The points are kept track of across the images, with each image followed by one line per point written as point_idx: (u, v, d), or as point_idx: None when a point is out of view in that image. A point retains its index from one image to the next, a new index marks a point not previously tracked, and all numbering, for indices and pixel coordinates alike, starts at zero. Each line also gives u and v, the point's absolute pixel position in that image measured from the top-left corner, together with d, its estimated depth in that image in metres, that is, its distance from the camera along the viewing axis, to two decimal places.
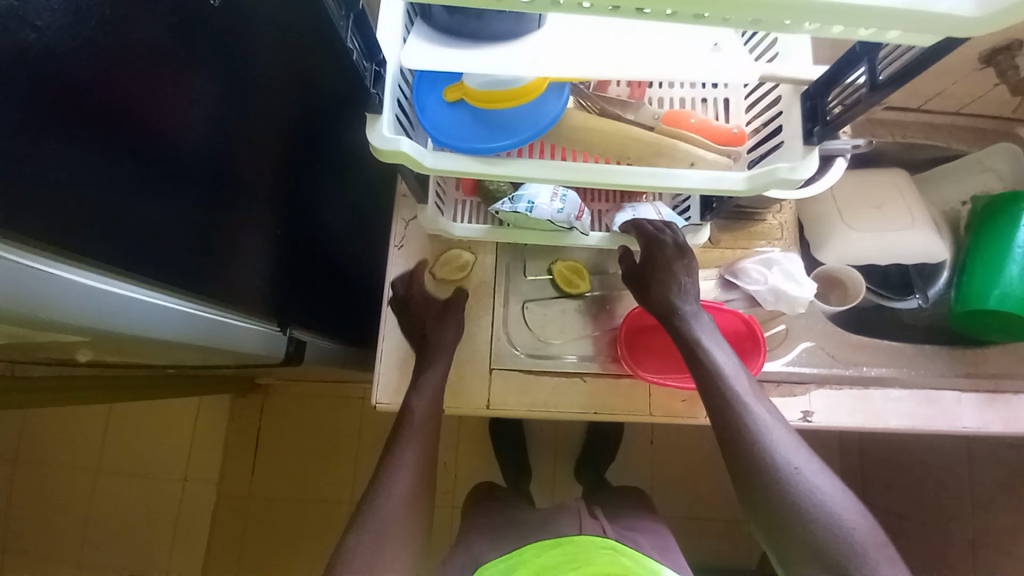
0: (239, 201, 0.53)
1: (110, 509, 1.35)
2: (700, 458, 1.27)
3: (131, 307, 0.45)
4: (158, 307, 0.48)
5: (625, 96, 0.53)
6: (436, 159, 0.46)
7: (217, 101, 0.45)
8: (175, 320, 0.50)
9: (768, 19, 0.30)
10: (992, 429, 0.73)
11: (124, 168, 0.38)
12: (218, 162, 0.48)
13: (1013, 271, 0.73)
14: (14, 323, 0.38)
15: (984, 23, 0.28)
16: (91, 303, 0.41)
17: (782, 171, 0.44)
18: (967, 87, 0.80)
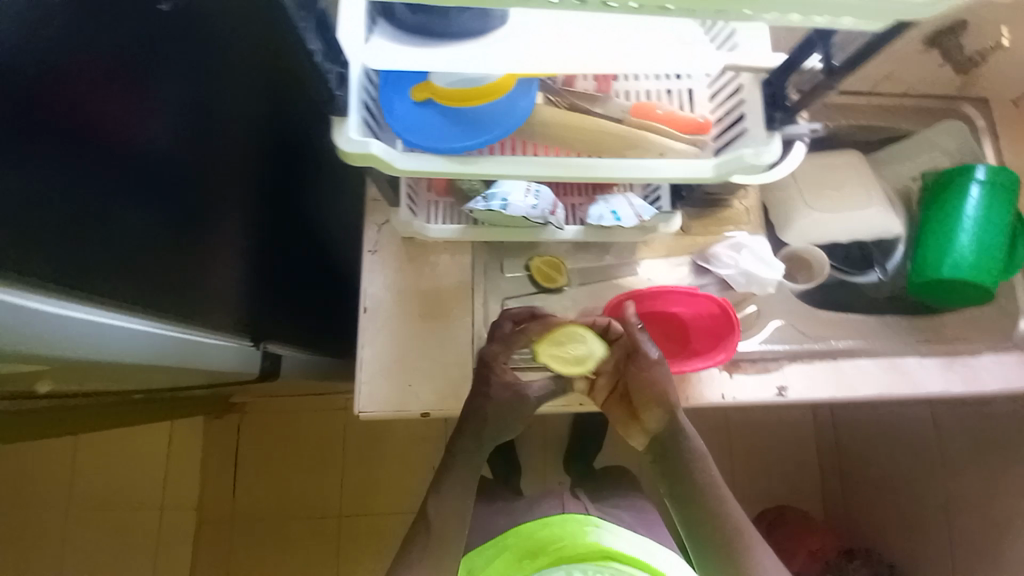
0: (206, 211, 0.51)
1: (82, 546, 1.27)
2: None
3: (105, 330, 0.42)
4: (130, 332, 0.45)
5: (592, 90, 0.52)
6: (408, 162, 0.45)
7: (177, 107, 0.43)
8: (149, 339, 0.48)
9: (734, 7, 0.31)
10: (954, 392, 0.77)
11: (81, 187, 0.36)
12: (183, 171, 0.46)
13: (965, 240, 0.77)
14: None
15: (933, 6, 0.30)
16: (62, 332, 0.38)
17: (748, 157, 0.45)
18: (914, 69, 0.84)
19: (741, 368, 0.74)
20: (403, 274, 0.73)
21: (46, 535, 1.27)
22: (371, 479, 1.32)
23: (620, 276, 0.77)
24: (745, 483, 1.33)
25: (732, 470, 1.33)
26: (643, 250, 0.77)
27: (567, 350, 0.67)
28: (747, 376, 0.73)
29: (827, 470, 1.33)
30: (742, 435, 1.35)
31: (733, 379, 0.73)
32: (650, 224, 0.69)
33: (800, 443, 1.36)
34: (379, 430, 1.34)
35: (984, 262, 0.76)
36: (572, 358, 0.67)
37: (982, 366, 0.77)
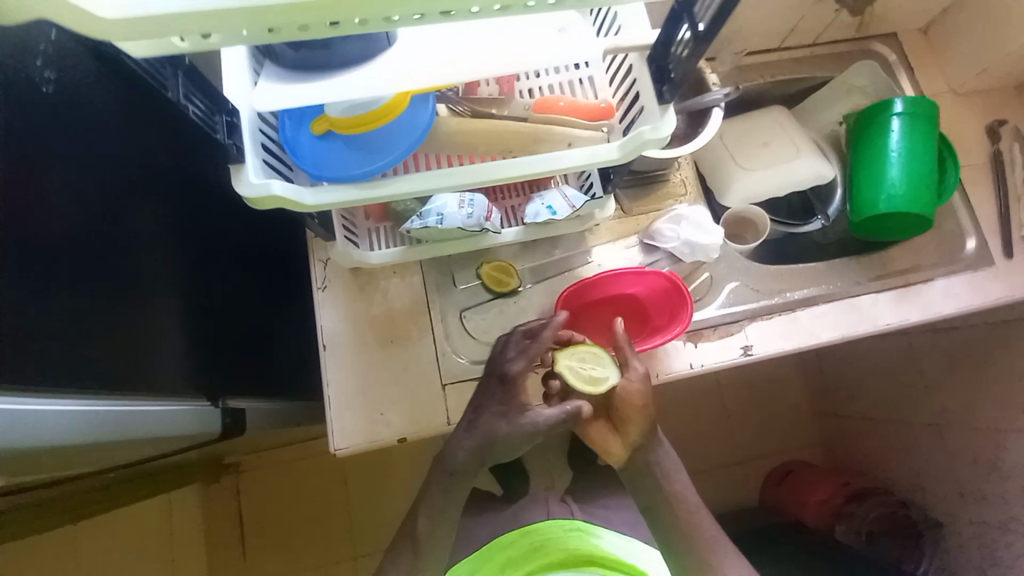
0: (119, 276, 0.51)
1: None
2: (679, 412, 1.33)
3: (15, 419, 0.40)
4: (40, 414, 0.43)
5: (496, 94, 0.53)
6: (317, 196, 0.46)
7: (60, 177, 0.43)
8: (70, 420, 0.46)
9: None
10: (912, 320, 0.79)
11: None
12: (78, 240, 0.45)
13: (894, 173, 0.79)
14: None
15: None
16: None
17: (646, 133, 0.46)
18: (815, 18, 0.86)
19: (704, 337, 0.75)
20: (355, 306, 0.73)
21: None
22: (378, 513, 1.30)
23: (571, 268, 0.77)
24: (748, 442, 1.35)
25: (733, 431, 1.35)
26: (590, 238, 0.78)
27: (586, 368, 0.65)
28: (711, 343, 0.75)
29: (823, 414, 1.35)
30: (735, 398, 1.36)
31: (698, 348, 0.74)
32: (585, 212, 0.70)
33: (792, 392, 1.38)
34: (378, 462, 1.33)
35: (916, 191, 0.78)
36: (591, 377, 0.64)
37: (933, 291, 0.79)
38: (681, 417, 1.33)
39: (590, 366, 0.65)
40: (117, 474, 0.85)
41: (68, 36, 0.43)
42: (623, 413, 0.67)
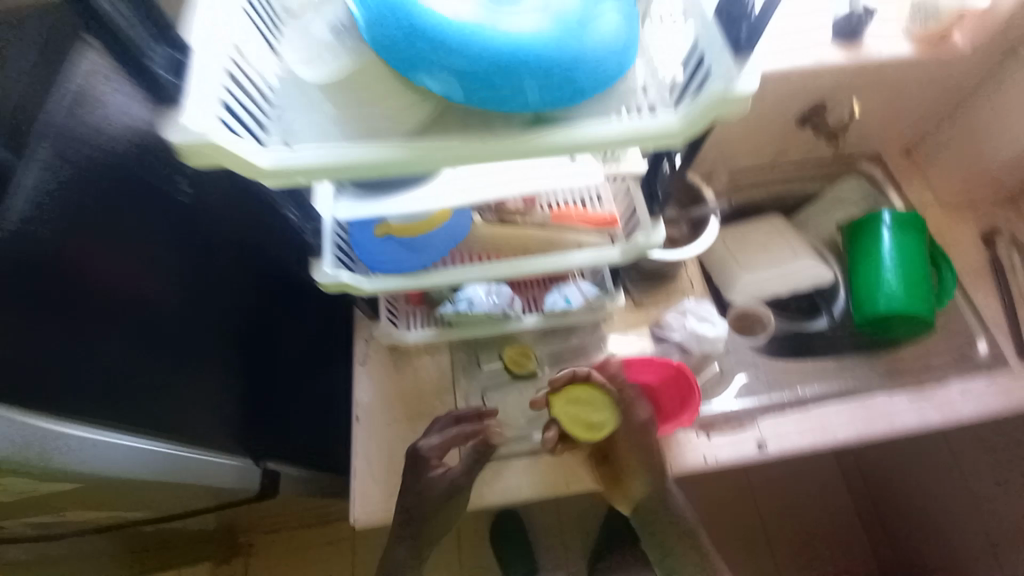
0: (196, 351, 0.62)
1: None
2: (709, 512, 1.26)
3: (87, 445, 0.48)
4: (110, 444, 0.51)
5: (521, 207, 0.65)
6: (373, 283, 0.57)
7: (169, 262, 0.56)
8: (130, 454, 0.53)
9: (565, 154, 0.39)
10: (931, 422, 0.78)
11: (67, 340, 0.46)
12: (172, 317, 0.58)
13: (891, 278, 0.86)
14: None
15: (688, 127, 0.37)
16: (49, 446, 0.45)
17: (641, 241, 0.56)
18: (802, 145, 1.00)
19: (717, 429, 0.77)
20: (389, 381, 0.81)
21: None
22: None
23: (587, 354, 0.84)
24: (790, 554, 1.24)
25: (771, 539, 1.25)
26: (606, 328, 0.86)
27: (580, 410, 0.68)
28: (724, 436, 0.77)
29: (871, 526, 1.24)
30: (771, 501, 1.28)
31: (711, 441, 0.76)
32: (597, 304, 0.79)
33: (834, 497, 1.29)
34: None
35: (913, 296, 0.84)
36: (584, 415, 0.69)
37: (950, 394, 0.80)
38: (712, 520, 1.26)
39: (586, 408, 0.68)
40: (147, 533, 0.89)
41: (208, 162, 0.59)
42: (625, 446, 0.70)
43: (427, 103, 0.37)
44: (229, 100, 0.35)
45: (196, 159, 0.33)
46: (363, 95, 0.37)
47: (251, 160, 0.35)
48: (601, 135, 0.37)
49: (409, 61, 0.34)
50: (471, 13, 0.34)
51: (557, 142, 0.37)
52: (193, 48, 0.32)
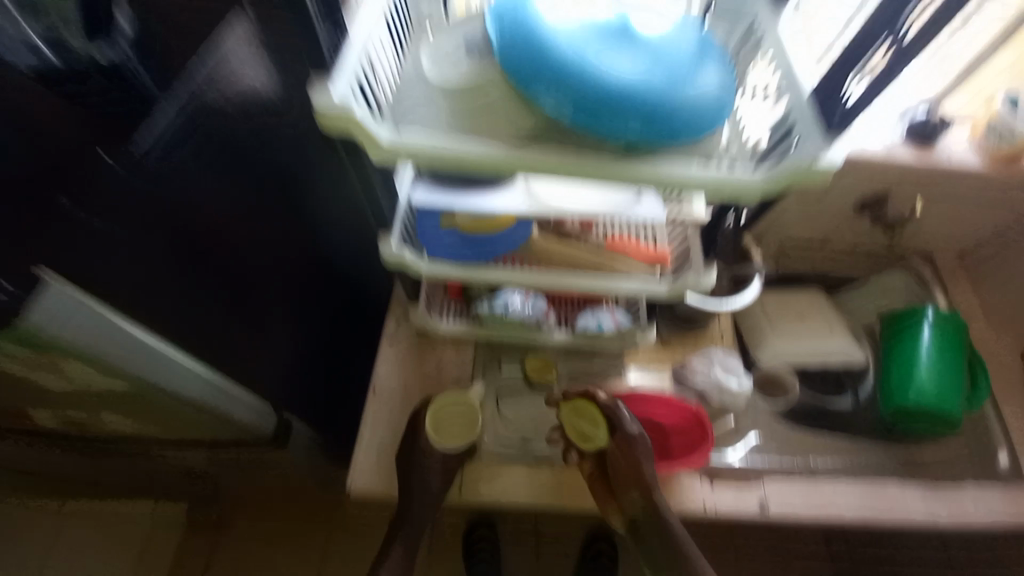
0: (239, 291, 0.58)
1: None
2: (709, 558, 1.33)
3: (159, 359, 0.50)
4: (175, 364, 0.52)
5: (578, 228, 0.67)
6: (432, 264, 0.62)
7: None
8: (189, 378, 0.53)
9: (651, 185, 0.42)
10: (940, 520, 0.77)
11: None
12: None
13: (924, 373, 0.85)
14: (85, 361, 0.45)
15: (773, 186, 0.41)
16: (130, 353, 0.47)
17: (692, 279, 0.59)
18: (854, 227, 1.00)
19: (722, 480, 0.77)
20: (410, 366, 0.82)
21: None
22: None
23: (595, 381, 0.85)
24: None
25: None
26: (628, 359, 0.87)
27: (579, 423, 0.73)
28: (728, 489, 0.76)
29: None
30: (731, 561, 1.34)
31: (713, 490, 0.76)
32: (627, 332, 0.80)
33: None
34: (376, 525, 1.29)
35: (943, 392, 0.83)
36: (583, 429, 0.73)
37: (967, 498, 0.79)
38: None
39: (578, 422, 0.73)
40: (138, 455, 0.90)
41: (297, 124, 0.62)
42: (618, 476, 0.71)
43: (538, 119, 0.40)
44: (360, 79, 0.38)
45: (332, 123, 0.35)
46: (474, 104, 0.41)
47: (374, 134, 0.37)
48: (687, 175, 0.40)
49: (530, 83, 0.38)
50: (594, 50, 0.38)
51: (643, 173, 0.40)
52: (351, 36, 0.37)
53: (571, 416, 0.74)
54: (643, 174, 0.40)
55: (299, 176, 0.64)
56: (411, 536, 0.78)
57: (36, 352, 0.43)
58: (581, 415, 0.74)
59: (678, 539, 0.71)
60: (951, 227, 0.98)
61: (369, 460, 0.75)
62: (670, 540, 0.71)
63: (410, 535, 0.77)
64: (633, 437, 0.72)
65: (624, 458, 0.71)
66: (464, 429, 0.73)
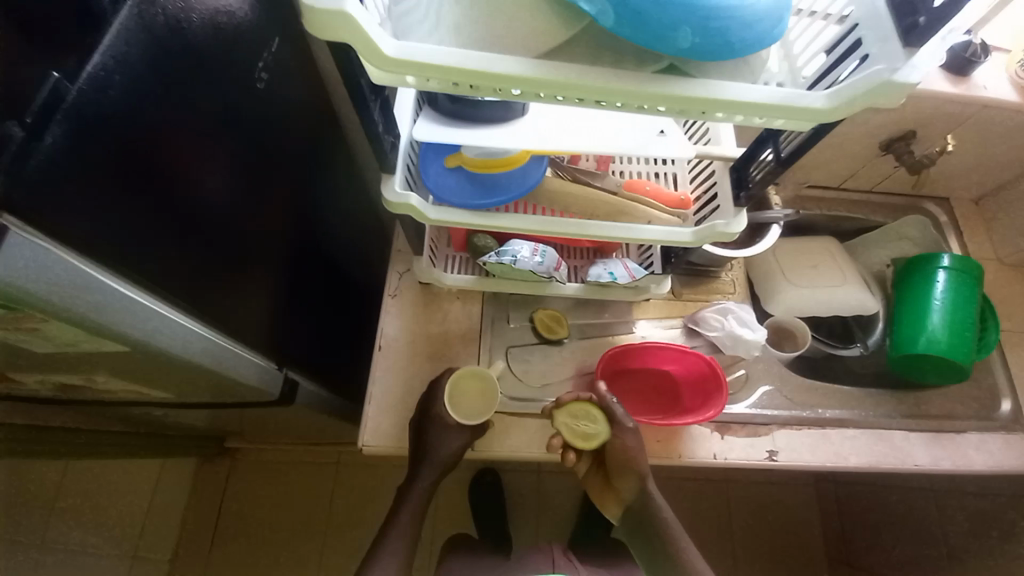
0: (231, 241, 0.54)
1: None
2: (704, 497, 1.40)
3: (159, 320, 0.43)
4: (176, 324, 0.46)
5: (593, 169, 0.63)
6: (437, 212, 0.56)
7: (217, 149, 0.48)
8: (190, 337, 0.48)
9: (704, 110, 0.38)
10: (940, 462, 0.80)
11: (128, 216, 0.39)
12: (211, 210, 0.49)
13: (937, 320, 0.83)
14: (72, 324, 0.38)
15: (836, 110, 0.38)
16: (128, 314, 0.40)
17: (719, 226, 0.53)
18: (874, 170, 0.95)
19: (733, 430, 0.77)
20: (416, 321, 0.79)
21: None
22: (366, 540, 1.26)
23: (608, 334, 0.83)
24: (744, 559, 1.38)
25: (734, 532, 1.39)
26: (637, 311, 0.85)
27: (579, 424, 0.70)
28: (738, 438, 0.77)
29: (834, 535, 1.38)
30: (722, 499, 1.42)
31: (724, 440, 0.77)
32: (642, 284, 0.77)
33: (800, 512, 1.42)
34: (383, 476, 1.32)
35: (956, 340, 0.82)
36: (583, 429, 0.70)
37: (967, 441, 0.81)
38: (698, 510, 1.39)
39: (578, 424, 0.70)
40: (138, 417, 0.88)
41: (275, 47, 0.55)
42: (615, 467, 0.73)
43: (573, 30, 0.36)
44: None
45: (323, 27, 0.31)
46: (493, 14, 0.35)
47: (376, 42, 0.32)
48: (734, 97, 0.37)
49: None
50: None
51: (681, 93, 0.36)
52: None
53: (573, 419, 0.70)
54: (681, 95, 0.36)
55: (274, 107, 0.58)
56: (424, 488, 0.78)
57: (10, 312, 0.35)
58: (582, 416, 0.71)
59: (669, 521, 0.76)
60: (974, 169, 0.94)
61: (380, 416, 0.74)
62: (660, 524, 0.75)
63: (424, 487, 0.77)
64: (631, 431, 0.72)
65: (622, 456, 0.72)
66: (483, 403, 0.72)
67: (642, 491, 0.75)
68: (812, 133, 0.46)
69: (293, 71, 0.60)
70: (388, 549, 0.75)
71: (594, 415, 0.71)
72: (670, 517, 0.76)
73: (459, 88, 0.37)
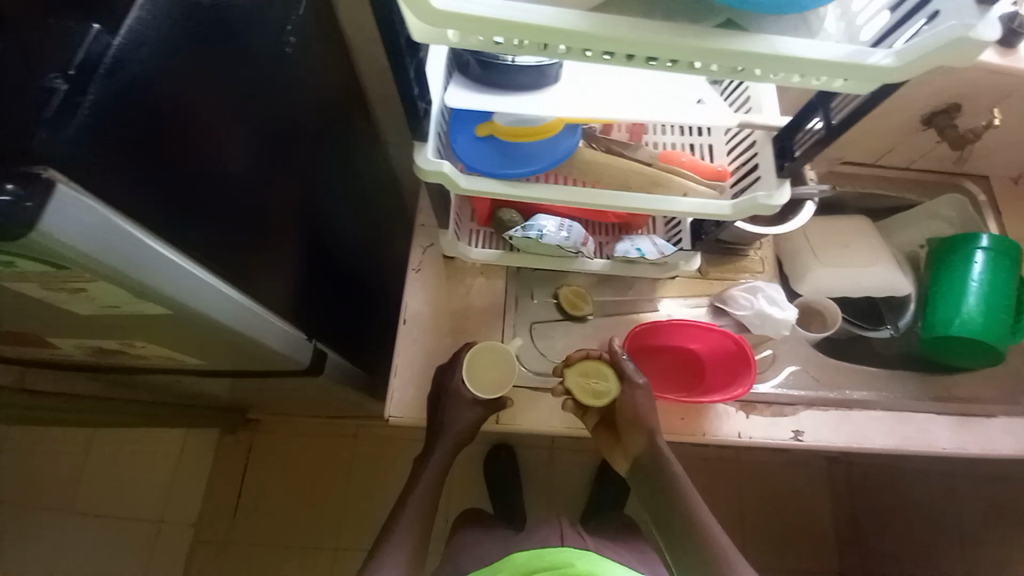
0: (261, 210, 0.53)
1: (85, 526, 1.24)
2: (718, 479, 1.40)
3: (195, 282, 0.43)
4: (211, 287, 0.45)
5: (626, 139, 0.62)
6: (470, 180, 0.54)
7: (246, 112, 0.48)
8: (223, 301, 0.47)
9: (758, 69, 0.37)
10: (967, 446, 0.78)
11: (165, 177, 0.39)
12: (241, 175, 0.49)
13: (972, 301, 0.81)
14: (113, 284, 0.38)
15: (904, 69, 0.36)
16: (167, 274, 0.40)
17: (761, 199, 0.51)
18: (912, 146, 0.92)
19: (757, 410, 0.77)
20: (439, 295, 0.79)
21: (47, 512, 1.25)
22: (382, 512, 1.29)
23: (631, 312, 0.82)
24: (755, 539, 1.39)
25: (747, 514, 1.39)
26: (661, 289, 0.83)
27: (590, 380, 0.71)
28: (762, 417, 0.76)
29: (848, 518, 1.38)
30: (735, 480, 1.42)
31: (749, 419, 0.76)
32: (670, 261, 0.76)
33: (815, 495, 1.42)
34: (399, 450, 1.34)
35: (991, 321, 0.80)
36: (593, 385, 0.71)
37: (997, 426, 0.80)
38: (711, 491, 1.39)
39: (588, 379, 0.71)
40: (165, 387, 0.90)
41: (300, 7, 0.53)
42: (624, 424, 0.72)
43: None
44: None
45: None
46: None
47: None
48: (795, 54, 0.35)
49: None
50: None
51: (739, 50, 0.34)
52: None
53: (585, 375, 0.71)
54: (739, 52, 0.35)
55: (298, 71, 0.56)
56: (445, 460, 0.79)
57: (54, 270, 0.35)
58: (592, 373, 0.71)
59: (685, 491, 0.73)
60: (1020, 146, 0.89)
61: (403, 388, 0.75)
62: (674, 495, 0.72)
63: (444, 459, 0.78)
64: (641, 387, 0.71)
65: (631, 413, 0.71)
66: (499, 376, 0.73)
67: (654, 455, 0.73)
68: (871, 98, 0.44)
69: (315, 34, 0.59)
70: (409, 516, 0.76)
71: (606, 373, 0.72)
72: (688, 487, 0.73)
73: (504, 47, 0.36)
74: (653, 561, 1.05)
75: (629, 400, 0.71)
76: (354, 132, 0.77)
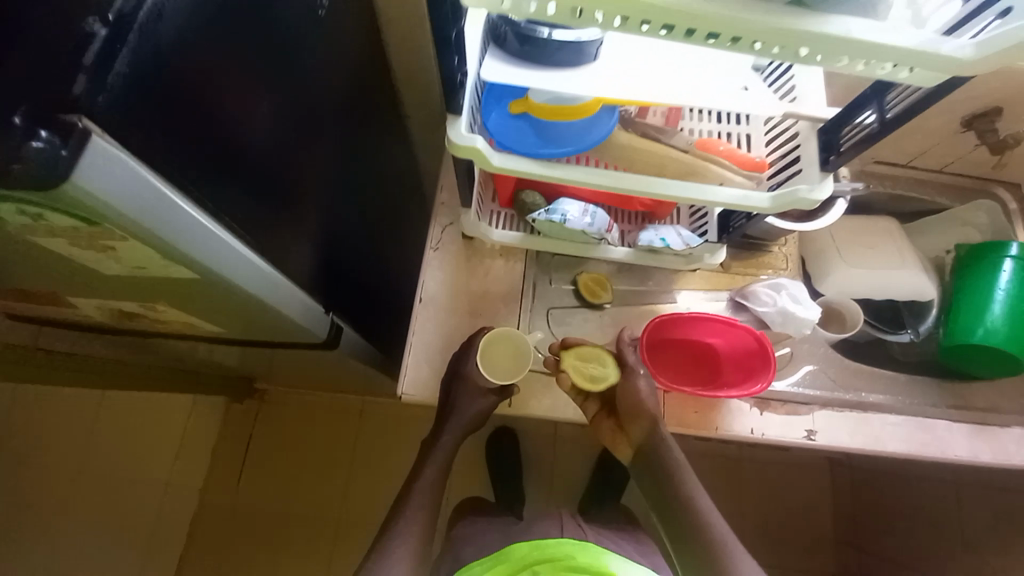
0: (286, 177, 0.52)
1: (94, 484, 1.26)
2: (720, 474, 1.40)
3: (223, 247, 0.42)
4: (238, 253, 0.45)
5: (661, 124, 0.59)
6: (504, 159, 0.52)
7: (277, 75, 0.46)
8: (249, 268, 0.47)
9: (823, 54, 0.35)
10: (980, 455, 0.78)
11: (197, 134, 0.38)
12: (270, 141, 0.47)
13: (997, 310, 0.80)
14: (145, 245, 0.37)
15: (980, 63, 0.34)
16: (197, 238, 0.39)
17: (801, 192, 0.50)
18: (949, 148, 0.89)
19: (771, 408, 0.76)
20: (456, 276, 0.78)
21: None
22: (385, 487, 1.31)
23: (650, 303, 0.81)
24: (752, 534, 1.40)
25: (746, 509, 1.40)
26: (681, 281, 0.82)
27: (588, 367, 0.71)
28: (776, 416, 0.76)
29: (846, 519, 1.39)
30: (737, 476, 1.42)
31: (763, 416, 0.76)
32: (694, 252, 0.74)
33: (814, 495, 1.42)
34: (404, 429, 1.35)
35: (1017, 331, 0.78)
36: (595, 372, 0.71)
37: (1012, 437, 0.79)
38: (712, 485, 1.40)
39: (588, 365, 0.71)
40: (178, 354, 0.90)
41: None
42: (629, 413, 0.72)
43: None
44: None
45: None
46: None
47: None
48: (866, 38, 0.33)
49: None
50: None
51: (805, 31, 0.33)
52: None
53: (587, 362, 0.71)
54: (805, 32, 0.33)
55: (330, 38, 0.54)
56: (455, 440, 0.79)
57: (88, 228, 0.34)
58: (592, 361, 0.71)
59: (689, 486, 0.72)
60: None
61: (418, 366, 0.75)
62: (678, 487, 0.72)
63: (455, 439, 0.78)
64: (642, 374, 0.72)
65: (634, 402, 0.71)
66: (512, 363, 0.72)
67: (659, 447, 0.72)
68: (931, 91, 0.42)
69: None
70: (418, 492, 0.77)
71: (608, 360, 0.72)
72: (693, 482, 0.73)
73: (562, 14, 0.34)
74: (651, 550, 1.06)
75: (631, 389, 0.71)
76: (379, 104, 0.75)
